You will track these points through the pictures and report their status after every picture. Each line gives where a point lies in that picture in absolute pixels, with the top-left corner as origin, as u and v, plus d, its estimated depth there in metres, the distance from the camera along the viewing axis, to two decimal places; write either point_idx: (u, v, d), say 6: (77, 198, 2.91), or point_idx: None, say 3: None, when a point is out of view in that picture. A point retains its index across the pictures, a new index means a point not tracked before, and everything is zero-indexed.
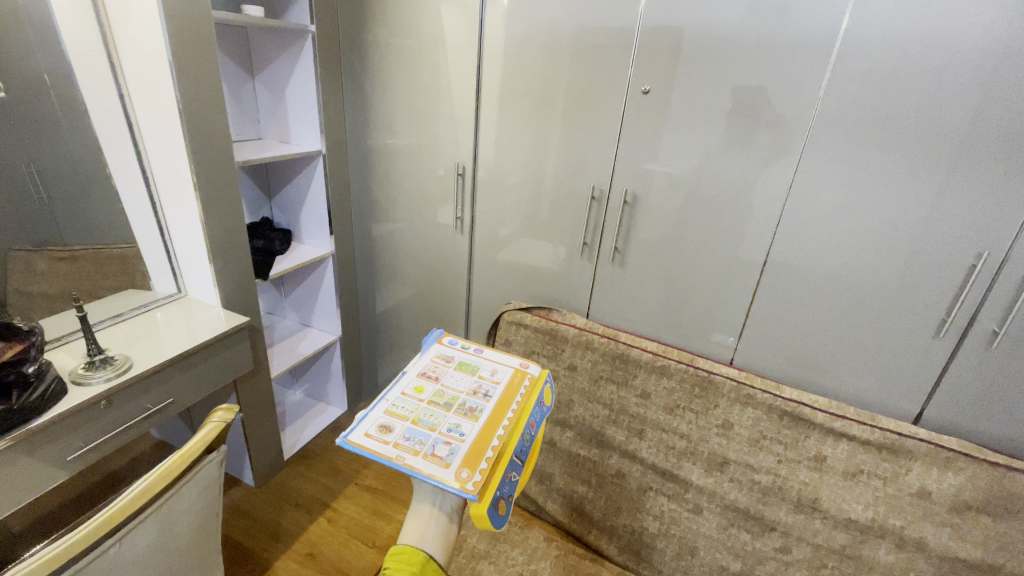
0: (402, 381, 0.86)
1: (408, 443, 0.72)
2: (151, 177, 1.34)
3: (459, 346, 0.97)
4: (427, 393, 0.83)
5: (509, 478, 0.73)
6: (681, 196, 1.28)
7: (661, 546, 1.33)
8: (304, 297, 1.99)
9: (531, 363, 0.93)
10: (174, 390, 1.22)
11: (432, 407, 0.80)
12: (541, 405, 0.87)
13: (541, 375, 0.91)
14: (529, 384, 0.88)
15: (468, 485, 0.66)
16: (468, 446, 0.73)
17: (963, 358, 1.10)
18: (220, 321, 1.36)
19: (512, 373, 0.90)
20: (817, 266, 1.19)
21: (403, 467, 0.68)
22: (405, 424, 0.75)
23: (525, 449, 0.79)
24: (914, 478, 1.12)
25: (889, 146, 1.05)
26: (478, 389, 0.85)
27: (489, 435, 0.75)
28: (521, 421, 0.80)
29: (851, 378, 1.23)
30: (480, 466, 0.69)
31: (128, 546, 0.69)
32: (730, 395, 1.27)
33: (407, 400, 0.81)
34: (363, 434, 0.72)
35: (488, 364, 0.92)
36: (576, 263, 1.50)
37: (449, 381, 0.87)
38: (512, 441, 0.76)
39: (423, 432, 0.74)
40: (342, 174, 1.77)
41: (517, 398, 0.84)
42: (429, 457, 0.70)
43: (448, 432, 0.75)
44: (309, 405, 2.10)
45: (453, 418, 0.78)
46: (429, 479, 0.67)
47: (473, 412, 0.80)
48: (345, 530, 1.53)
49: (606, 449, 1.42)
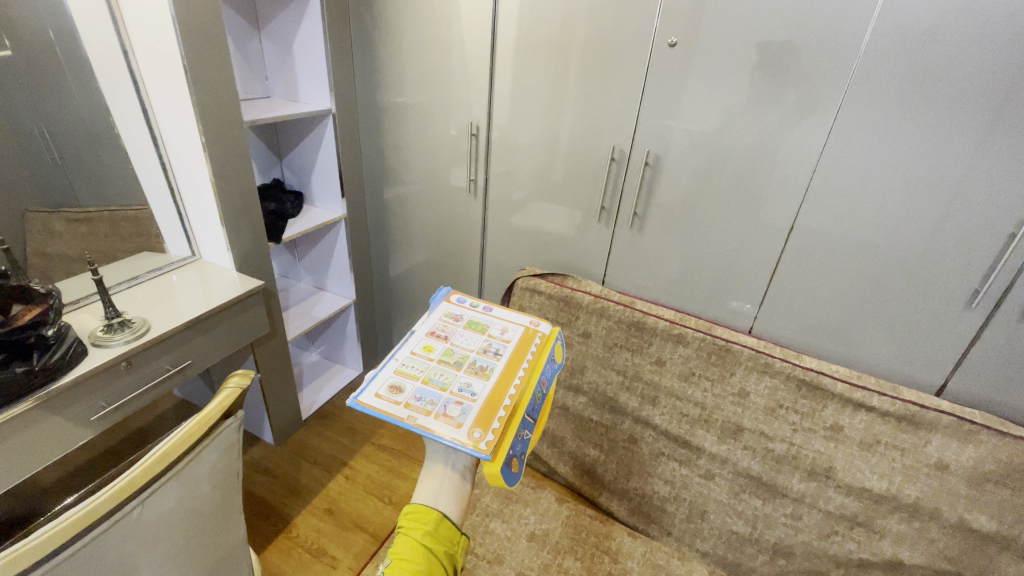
0: (410, 339, 0.85)
1: (419, 403, 0.71)
2: (160, 137, 1.31)
3: (468, 304, 0.96)
4: (436, 352, 0.82)
5: (521, 437, 0.73)
6: (704, 156, 1.22)
7: (670, 509, 1.35)
8: (317, 260, 1.98)
9: (542, 321, 0.91)
10: (193, 351, 1.24)
11: (441, 366, 0.79)
12: (553, 362, 0.86)
13: (552, 333, 0.89)
14: (540, 342, 0.86)
15: (482, 444, 0.65)
16: (480, 404, 0.72)
17: (993, 330, 1.06)
18: (235, 284, 1.36)
19: (523, 331, 0.89)
20: (847, 232, 1.13)
21: (415, 427, 0.68)
22: (416, 384, 0.75)
23: (537, 408, 0.78)
24: (933, 450, 1.10)
25: (937, 105, 0.96)
26: (488, 347, 0.84)
27: (500, 393, 0.75)
28: (532, 379, 0.79)
29: (874, 347, 1.20)
30: (493, 426, 0.69)
31: (150, 509, 0.67)
32: (748, 363, 1.26)
33: (417, 359, 0.80)
34: (373, 395, 0.72)
35: (498, 322, 0.91)
36: (592, 228, 1.46)
37: (459, 340, 0.86)
38: (524, 400, 0.75)
39: (434, 392, 0.74)
40: (353, 135, 1.73)
41: (528, 356, 0.83)
42: (441, 417, 0.69)
43: (459, 390, 0.75)
44: (325, 366, 2.13)
45: (463, 376, 0.78)
46: (442, 438, 0.66)
47: (484, 370, 0.79)
48: (362, 486, 1.55)
49: (619, 414, 1.42)
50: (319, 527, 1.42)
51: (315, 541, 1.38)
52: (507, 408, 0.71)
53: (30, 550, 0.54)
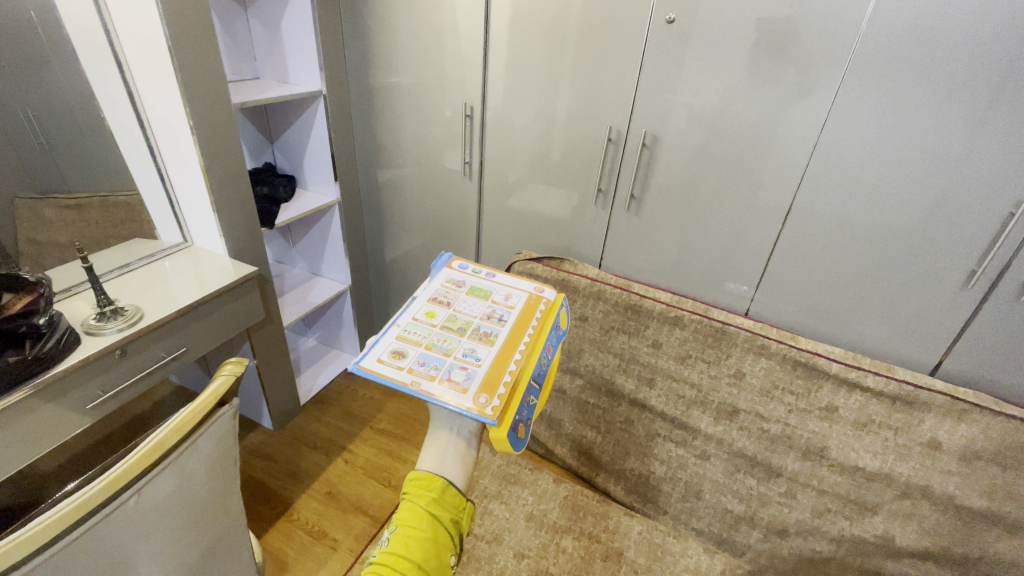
0: (412, 305, 0.85)
1: (423, 368, 0.71)
2: (146, 121, 1.28)
3: (470, 270, 0.95)
4: (439, 318, 0.82)
5: (528, 403, 0.72)
6: (702, 136, 1.20)
7: (666, 488, 1.37)
8: (311, 245, 1.95)
9: (546, 288, 0.91)
10: (187, 338, 1.23)
11: (444, 332, 0.79)
12: (558, 328, 0.86)
13: (557, 300, 0.89)
14: (545, 308, 0.86)
15: (488, 410, 0.65)
16: (485, 369, 0.72)
17: (989, 310, 1.06)
18: (228, 270, 1.35)
19: (527, 298, 0.88)
20: (845, 212, 1.12)
21: (420, 392, 0.68)
22: (419, 349, 0.75)
23: (543, 374, 0.78)
24: (926, 429, 1.11)
25: (939, 83, 0.95)
26: (491, 313, 0.84)
27: (505, 359, 0.74)
28: (538, 345, 0.79)
29: (869, 327, 1.21)
30: (499, 391, 0.68)
31: (147, 498, 0.67)
32: (744, 345, 1.26)
33: (419, 325, 0.80)
34: (375, 360, 0.71)
35: (502, 289, 0.90)
36: (589, 210, 1.44)
37: (462, 306, 0.86)
38: (530, 366, 0.75)
39: (438, 357, 0.73)
40: (345, 117, 1.70)
41: (533, 321, 0.82)
42: (446, 382, 0.69)
43: (463, 356, 0.74)
44: (322, 351, 2.12)
45: (467, 342, 0.77)
46: (447, 403, 0.66)
47: (488, 337, 0.79)
48: (361, 470, 1.56)
49: (616, 397, 1.43)
50: (319, 511, 1.43)
51: (315, 524, 1.40)
52: (513, 374, 0.71)
53: (27, 540, 0.54)
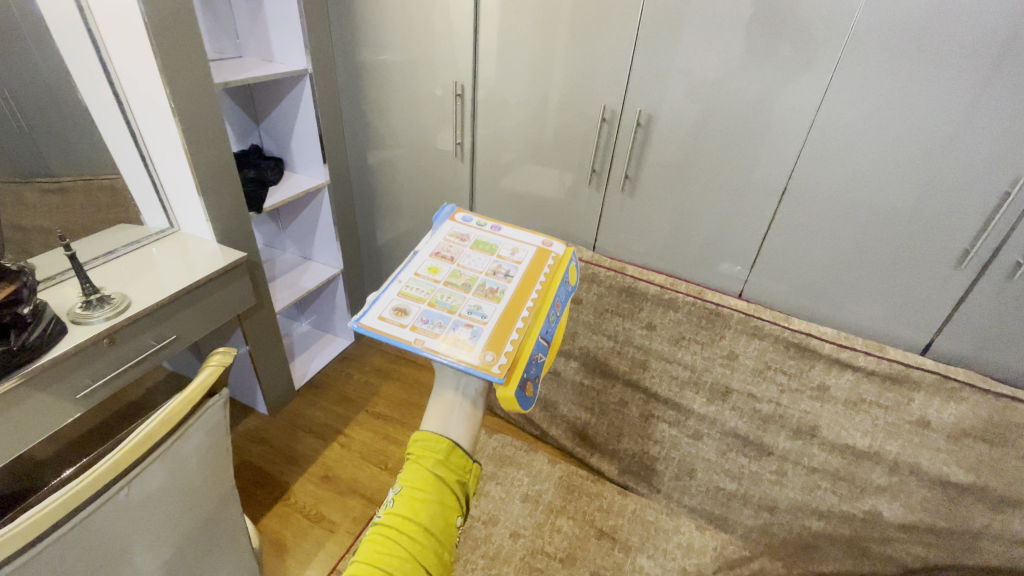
0: (415, 261, 0.84)
1: (427, 326, 0.71)
2: (126, 103, 1.24)
3: (474, 223, 0.94)
4: (442, 274, 0.81)
5: (536, 360, 0.72)
6: (697, 115, 1.18)
7: (660, 468, 1.39)
8: (302, 229, 1.92)
9: (554, 242, 0.89)
10: (177, 325, 1.22)
11: (448, 288, 0.79)
12: (567, 284, 0.85)
13: (565, 255, 0.87)
14: (553, 263, 0.85)
15: (494, 368, 0.65)
16: (491, 326, 0.72)
17: (981, 289, 1.06)
18: (216, 256, 1.32)
19: (534, 253, 0.87)
20: (841, 193, 1.11)
21: (424, 350, 0.68)
22: (422, 306, 0.74)
23: (552, 331, 0.77)
24: (916, 407, 1.12)
25: (938, 59, 0.93)
26: (497, 269, 0.83)
27: (512, 315, 0.74)
28: (546, 301, 0.78)
29: (861, 307, 1.21)
30: (505, 349, 0.68)
31: (138, 489, 0.67)
32: (737, 327, 1.26)
33: (422, 281, 0.79)
34: (377, 317, 0.71)
35: (507, 243, 0.89)
36: (583, 191, 1.43)
37: (466, 261, 0.85)
38: (537, 323, 0.74)
39: (442, 314, 0.73)
40: (333, 97, 1.65)
41: (541, 277, 0.81)
42: (450, 339, 0.69)
43: (468, 313, 0.74)
44: (316, 336, 2.09)
45: (472, 299, 0.77)
46: (453, 361, 0.67)
47: (494, 293, 0.78)
48: (358, 453, 1.57)
49: (610, 378, 1.44)
50: (317, 494, 1.44)
51: (313, 507, 1.41)
52: (520, 331, 0.71)
53: (16, 537, 0.53)
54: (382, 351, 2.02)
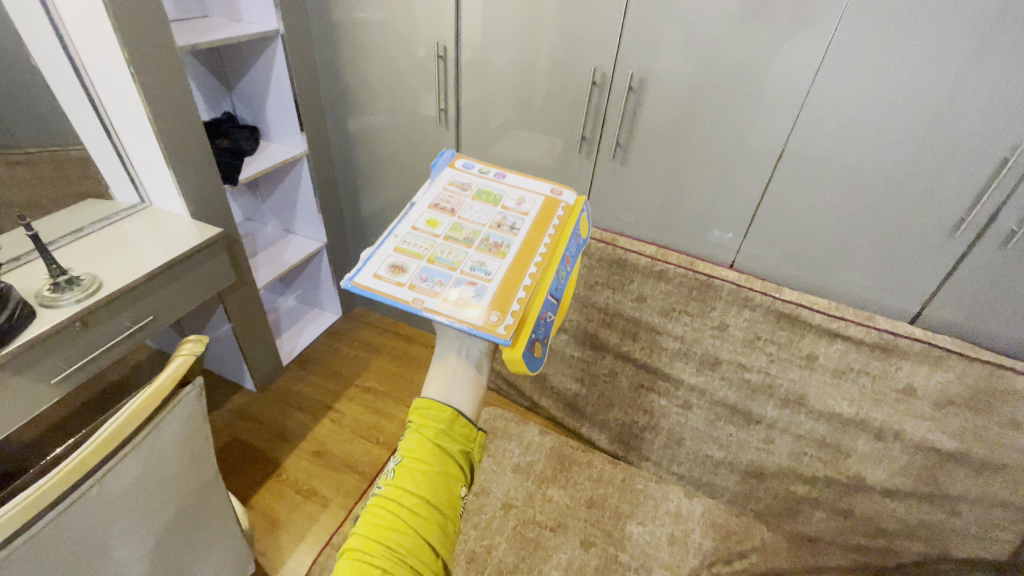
0: (412, 213, 0.80)
1: (426, 285, 0.69)
2: (83, 69, 1.15)
3: (476, 171, 0.89)
4: (443, 227, 0.78)
5: (545, 320, 0.71)
6: (691, 78, 1.13)
7: (649, 437, 1.41)
8: (282, 201, 1.85)
9: (564, 191, 0.85)
10: (153, 306, 1.18)
11: (449, 243, 0.76)
12: (577, 237, 0.82)
13: (575, 205, 0.84)
14: (562, 215, 0.81)
15: (500, 329, 0.64)
16: (496, 284, 0.70)
17: (973, 258, 1.05)
18: (192, 233, 1.27)
19: (542, 203, 0.83)
20: (837, 159, 1.08)
21: (424, 310, 0.66)
22: (420, 263, 0.72)
23: (562, 288, 0.75)
24: (903, 375, 1.12)
25: (944, 16, 0.88)
26: (501, 222, 0.79)
27: (518, 271, 0.72)
28: (555, 256, 0.75)
29: (853, 277, 1.20)
30: (512, 308, 0.66)
31: (113, 484, 0.65)
32: (728, 298, 1.24)
33: (420, 235, 0.76)
34: (372, 276, 0.69)
35: (513, 193, 0.85)
36: (573, 159, 1.38)
37: (468, 213, 0.81)
38: (545, 280, 0.72)
39: (442, 272, 0.71)
40: (308, 60, 1.56)
41: (550, 230, 0.78)
42: (452, 299, 0.67)
43: (471, 270, 0.72)
44: (302, 311, 2.04)
45: (475, 255, 0.74)
46: (456, 321, 0.65)
47: (498, 249, 0.75)
48: (348, 428, 1.57)
49: (600, 350, 1.43)
50: (309, 470, 1.45)
51: (305, 483, 1.41)
52: (527, 289, 0.69)
53: None
54: (370, 325, 1.99)
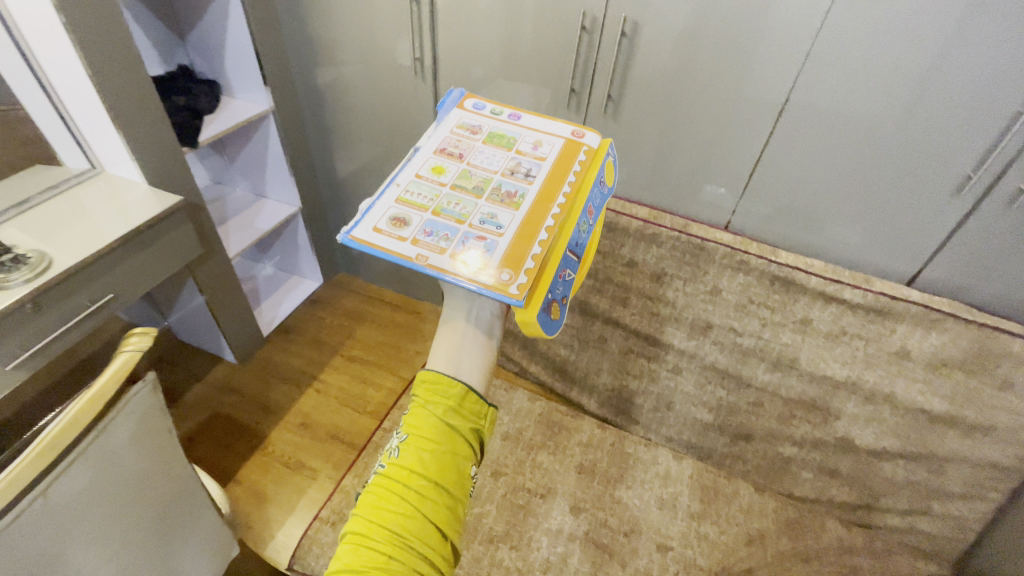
0: (417, 159, 0.75)
1: (431, 240, 0.64)
2: (9, 17, 1.02)
3: (488, 112, 0.82)
4: (450, 176, 0.73)
5: (562, 278, 0.65)
6: (690, 21, 1.03)
7: (638, 401, 1.39)
8: (251, 163, 1.73)
9: (586, 132, 0.78)
10: (114, 283, 1.11)
11: (456, 193, 0.70)
12: (600, 183, 0.75)
13: (599, 147, 0.76)
14: (584, 159, 0.74)
15: (512, 290, 0.58)
16: (507, 238, 0.65)
17: (978, 217, 1.00)
18: (151, 201, 1.18)
19: (561, 146, 0.76)
20: (843, 111, 1.01)
21: (428, 268, 0.61)
22: (425, 216, 0.67)
23: (582, 242, 0.69)
24: (897, 337, 1.10)
25: None
26: (515, 168, 0.73)
27: (533, 224, 0.66)
28: (575, 207, 0.69)
29: (853, 237, 1.15)
30: (526, 265, 0.61)
31: (64, 491, 0.61)
32: (722, 261, 1.19)
33: (425, 184, 0.71)
34: (371, 229, 0.64)
35: (529, 135, 0.78)
36: (561, 114, 1.28)
37: (478, 159, 0.75)
38: (563, 234, 0.66)
39: (448, 226, 0.66)
40: (269, 4, 1.41)
41: (569, 176, 0.71)
42: (459, 255, 0.62)
43: (481, 223, 0.67)
44: (281, 278, 1.97)
45: (484, 206, 0.69)
46: (463, 279, 0.60)
47: (511, 200, 0.69)
48: (334, 398, 1.55)
49: (590, 316, 1.39)
50: (295, 442, 1.43)
51: (292, 455, 1.41)
52: (543, 244, 0.63)
53: None
54: (353, 292, 1.93)
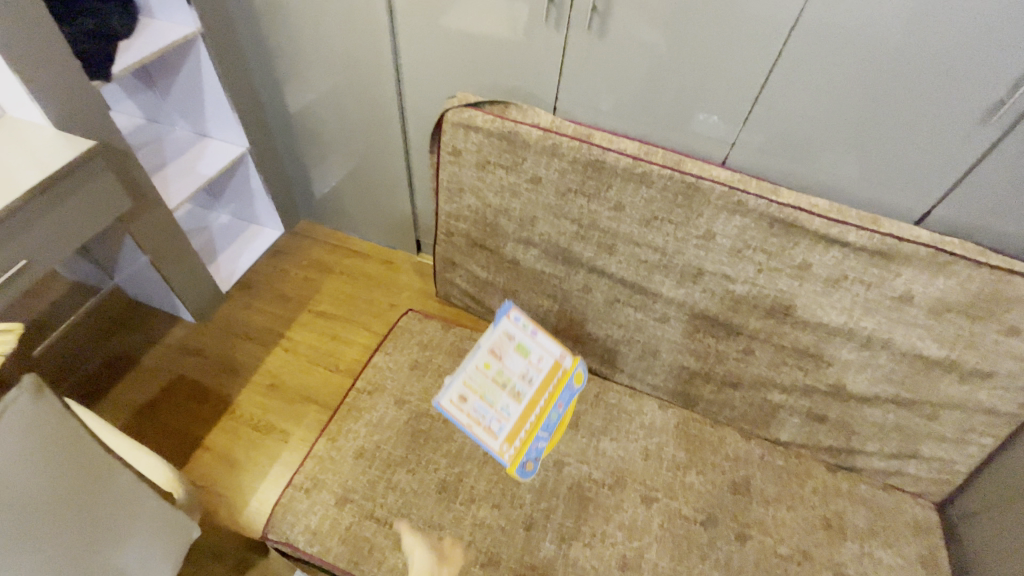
0: (477, 353, 1.15)
1: (475, 415, 1.11)
2: None
3: (522, 323, 1.17)
4: (492, 370, 1.14)
5: (536, 446, 1.15)
6: None
7: (623, 350, 1.34)
8: (185, 99, 1.52)
9: (566, 355, 1.21)
10: (27, 246, 0.97)
11: (493, 384, 1.13)
12: (570, 386, 1.23)
13: (571, 367, 1.21)
14: (561, 377, 1.20)
15: (506, 455, 1.10)
16: (512, 422, 1.12)
17: (1005, 147, 0.90)
18: (59, 148, 1.01)
19: (553, 364, 1.19)
20: (867, 23, 0.86)
21: (472, 433, 1.10)
22: (474, 399, 1.12)
23: (553, 420, 1.19)
24: (901, 282, 1.02)
25: None
26: (527, 374, 1.15)
27: (527, 416, 1.14)
28: (548, 409, 1.17)
29: (862, 172, 1.04)
30: (516, 441, 1.11)
31: None
32: (718, 203, 1.08)
33: (477, 373, 1.14)
34: (448, 401, 1.11)
35: (539, 349, 1.18)
36: (538, 32, 1.10)
37: (509, 361, 1.15)
38: (540, 420, 1.16)
39: (484, 407, 1.11)
40: None
41: (549, 391, 1.18)
42: (486, 429, 1.10)
43: (501, 411, 1.12)
44: (239, 228, 1.81)
45: (505, 397, 1.13)
46: (484, 445, 1.09)
47: (519, 396, 1.14)
48: (305, 357, 1.48)
49: (573, 265, 1.28)
50: (264, 405, 1.38)
51: (261, 419, 1.36)
52: (528, 429, 1.13)
53: None
54: (319, 241, 1.81)
